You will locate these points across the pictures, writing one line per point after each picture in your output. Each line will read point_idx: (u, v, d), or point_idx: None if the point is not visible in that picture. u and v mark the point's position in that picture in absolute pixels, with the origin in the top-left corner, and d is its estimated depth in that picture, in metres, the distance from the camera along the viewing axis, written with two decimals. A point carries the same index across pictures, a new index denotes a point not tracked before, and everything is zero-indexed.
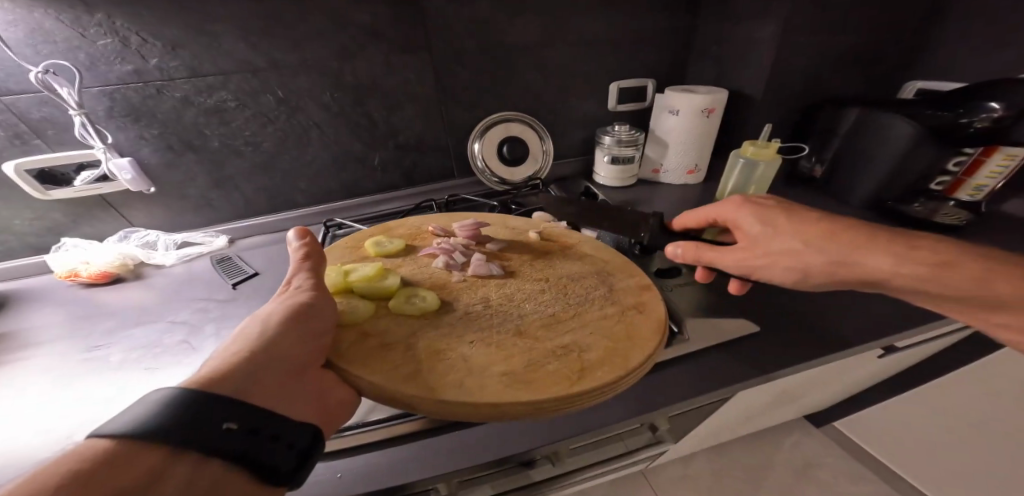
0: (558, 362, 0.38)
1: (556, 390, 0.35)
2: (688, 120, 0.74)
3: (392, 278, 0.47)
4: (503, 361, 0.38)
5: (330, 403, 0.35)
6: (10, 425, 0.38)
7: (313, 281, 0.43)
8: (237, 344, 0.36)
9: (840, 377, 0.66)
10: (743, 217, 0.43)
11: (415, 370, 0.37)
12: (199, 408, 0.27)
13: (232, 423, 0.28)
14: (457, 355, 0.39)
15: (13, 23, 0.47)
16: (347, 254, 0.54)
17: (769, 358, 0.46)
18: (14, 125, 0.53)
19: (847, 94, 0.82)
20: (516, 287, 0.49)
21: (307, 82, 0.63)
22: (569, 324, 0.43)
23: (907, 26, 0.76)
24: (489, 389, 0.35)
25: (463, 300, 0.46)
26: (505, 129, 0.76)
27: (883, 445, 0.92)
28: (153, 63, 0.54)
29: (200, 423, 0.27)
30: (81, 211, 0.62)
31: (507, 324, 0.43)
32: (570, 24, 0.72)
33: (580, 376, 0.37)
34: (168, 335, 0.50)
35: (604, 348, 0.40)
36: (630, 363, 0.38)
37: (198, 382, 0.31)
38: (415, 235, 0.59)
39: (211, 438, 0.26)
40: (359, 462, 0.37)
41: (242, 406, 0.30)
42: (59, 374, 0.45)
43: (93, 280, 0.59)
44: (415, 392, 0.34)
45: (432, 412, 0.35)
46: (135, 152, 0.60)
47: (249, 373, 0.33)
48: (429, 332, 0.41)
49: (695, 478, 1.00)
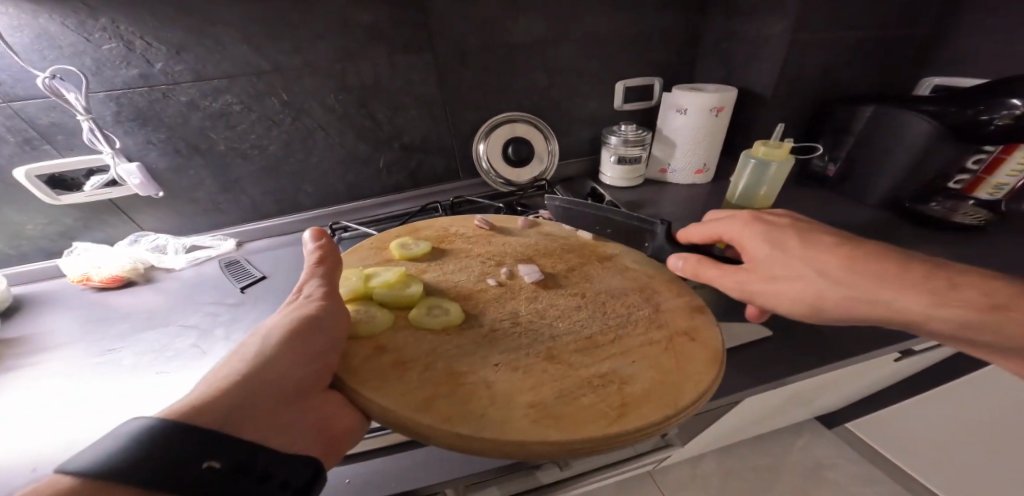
0: (593, 396, 0.36)
1: (589, 429, 0.33)
2: (696, 119, 0.73)
3: (415, 287, 0.47)
4: (530, 390, 0.37)
5: (333, 428, 0.35)
6: (10, 426, 0.39)
7: (325, 289, 0.42)
8: (239, 362, 0.35)
9: (854, 380, 0.64)
10: (747, 236, 0.41)
11: (433, 396, 0.35)
12: (184, 442, 0.27)
13: (213, 461, 0.27)
14: (481, 380, 0.37)
15: (18, 28, 0.48)
16: (372, 254, 0.55)
17: (781, 364, 0.45)
18: (23, 130, 0.53)
19: (861, 90, 0.80)
20: (548, 301, 0.48)
21: (311, 84, 0.63)
22: (608, 350, 0.41)
23: (922, 20, 0.74)
24: (516, 424, 0.33)
25: (490, 315, 0.45)
26: (510, 129, 0.75)
27: (896, 447, 0.90)
28: (157, 67, 0.54)
29: (182, 463, 0.26)
30: (91, 216, 0.62)
31: (537, 346, 0.41)
32: (576, 22, 0.72)
33: (620, 413, 0.34)
34: (179, 339, 0.50)
35: (647, 380, 0.38)
36: (680, 403, 0.36)
37: (192, 407, 0.30)
38: (442, 238, 0.59)
39: (190, 480, 0.26)
40: (368, 467, 0.38)
41: (224, 443, 0.29)
42: (55, 378, 0.45)
43: (105, 284, 0.59)
44: (431, 421, 0.33)
45: (450, 445, 0.33)
46: (143, 156, 0.60)
47: (244, 396, 0.33)
48: (449, 349, 0.40)
49: (705, 479, 0.99)
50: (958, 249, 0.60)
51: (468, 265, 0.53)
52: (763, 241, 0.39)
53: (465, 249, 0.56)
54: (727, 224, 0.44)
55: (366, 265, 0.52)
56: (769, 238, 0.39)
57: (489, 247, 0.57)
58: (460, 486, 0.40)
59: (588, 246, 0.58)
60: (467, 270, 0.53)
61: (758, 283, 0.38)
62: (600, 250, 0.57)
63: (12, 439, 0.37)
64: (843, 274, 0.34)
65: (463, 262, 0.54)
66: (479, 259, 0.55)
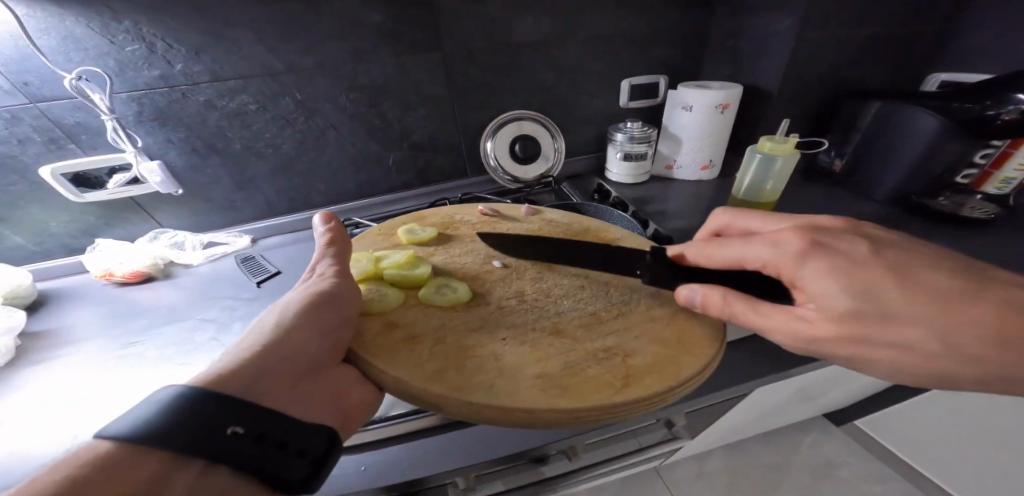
0: (599, 367, 0.37)
1: (597, 398, 0.34)
2: (703, 115, 0.74)
3: (422, 267, 0.48)
4: (537, 363, 0.37)
5: (349, 405, 0.37)
6: (13, 426, 0.40)
7: (335, 266, 0.44)
8: (257, 336, 0.37)
9: (862, 376, 0.65)
10: (806, 273, 0.32)
11: (442, 368, 0.36)
12: (211, 409, 0.28)
13: (239, 427, 0.29)
14: (490, 354, 0.38)
15: (46, 31, 0.49)
16: (380, 241, 0.56)
17: (788, 356, 0.46)
18: (49, 130, 0.55)
19: (868, 85, 0.80)
20: (553, 281, 0.49)
21: (324, 84, 0.64)
22: (610, 325, 0.42)
23: (932, 13, 0.74)
24: (524, 393, 0.34)
25: (497, 293, 0.46)
26: (516, 128, 0.77)
27: (906, 444, 0.91)
28: (177, 68, 0.56)
29: (210, 428, 0.28)
30: (113, 213, 0.64)
31: (543, 321, 0.42)
32: (582, 21, 0.72)
33: (625, 383, 0.35)
34: (199, 331, 0.52)
35: (652, 353, 0.39)
36: (684, 375, 0.37)
37: (216, 379, 0.32)
38: (447, 224, 0.60)
39: (217, 444, 0.27)
40: (381, 457, 0.39)
41: (249, 410, 0.30)
42: (64, 373, 0.47)
43: (127, 279, 0.61)
44: (440, 391, 0.34)
45: (461, 414, 0.34)
46: (163, 155, 0.62)
47: (262, 369, 0.34)
48: (458, 324, 0.42)
49: (713, 476, 0.99)
50: (967, 242, 0.60)
51: (475, 248, 0.55)
52: (841, 292, 0.30)
53: (471, 235, 0.58)
54: (761, 254, 0.35)
55: (376, 249, 0.54)
56: (848, 284, 0.30)
57: (493, 232, 0.59)
58: (470, 476, 0.42)
59: (590, 232, 0.58)
60: (474, 253, 0.54)
61: (833, 346, 0.31)
62: (603, 235, 0.57)
63: (40, 430, 0.39)
64: (985, 348, 0.27)
65: (470, 246, 0.55)
66: (485, 243, 0.56)
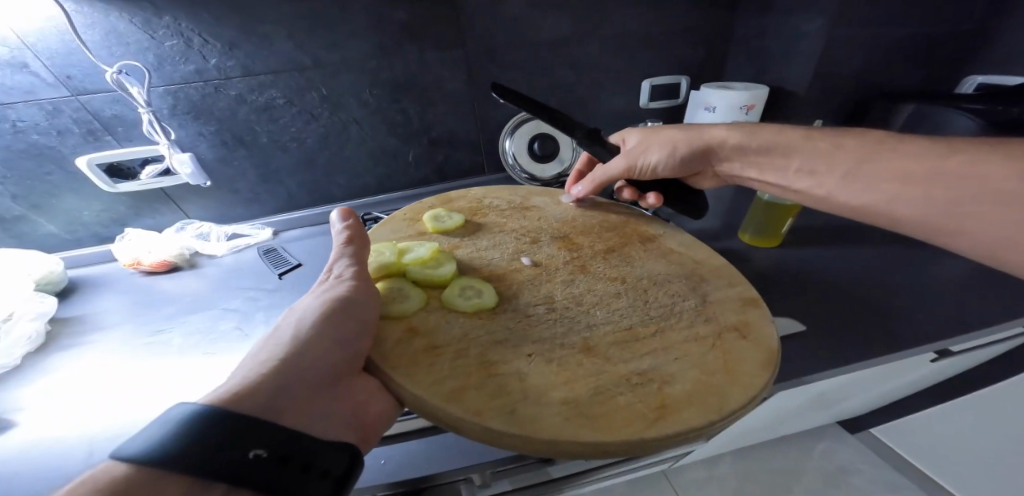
0: (631, 395, 0.35)
1: (629, 432, 0.31)
2: (725, 116, 0.73)
3: (446, 266, 0.47)
4: (564, 385, 0.35)
5: (369, 418, 0.35)
6: (40, 414, 0.41)
7: (353, 268, 0.43)
8: (274, 346, 0.35)
9: (886, 382, 0.63)
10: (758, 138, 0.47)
11: (462, 386, 0.34)
12: (230, 430, 0.26)
13: (260, 450, 0.26)
14: (514, 371, 0.36)
15: (91, 26, 0.51)
16: (403, 226, 0.57)
17: (815, 358, 0.46)
18: (88, 122, 0.57)
19: (895, 89, 0.78)
20: (585, 286, 0.48)
21: (349, 80, 0.65)
22: (647, 346, 0.40)
23: (966, 17, 0.72)
24: (548, 421, 0.32)
25: (523, 298, 0.45)
26: (536, 125, 0.75)
27: (923, 452, 0.90)
28: (212, 62, 0.57)
29: (232, 447, 0.25)
30: (143, 203, 0.66)
31: (573, 338, 0.40)
32: (605, 20, 0.72)
33: (659, 415, 0.33)
34: (224, 321, 0.53)
35: (691, 380, 0.36)
36: (726, 407, 0.34)
37: (234, 395, 0.30)
38: (475, 210, 0.62)
39: (237, 467, 0.24)
40: (402, 449, 0.40)
41: (268, 431, 0.27)
42: (92, 361, 0.48)
43: (154, 268, 0.63)
44: (457, 413, 0.32)
45: (481, 437, 0.32)
46: (194, 148, 0.63)
47: (280, 381, 0.32)
48: (482, 334, 0.40)
49: (721, 480, 0.97)
50: None
51: (501, 241, 0.55)
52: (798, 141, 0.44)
53: (494, 225, 0.58)
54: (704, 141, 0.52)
55: (398, 237, 0.55)
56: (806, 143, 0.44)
57: (522, 222, 0.59)
58: (486, 474, 0.41)
59: (629, 228, 0.59)
60: (501, 247, 0.54)
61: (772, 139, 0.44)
62: (643, 230, 0.58)
63: (63, 415, 0.40)
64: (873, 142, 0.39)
65: (497, 238, 0.56)
66: (513, 235, 0.56)
